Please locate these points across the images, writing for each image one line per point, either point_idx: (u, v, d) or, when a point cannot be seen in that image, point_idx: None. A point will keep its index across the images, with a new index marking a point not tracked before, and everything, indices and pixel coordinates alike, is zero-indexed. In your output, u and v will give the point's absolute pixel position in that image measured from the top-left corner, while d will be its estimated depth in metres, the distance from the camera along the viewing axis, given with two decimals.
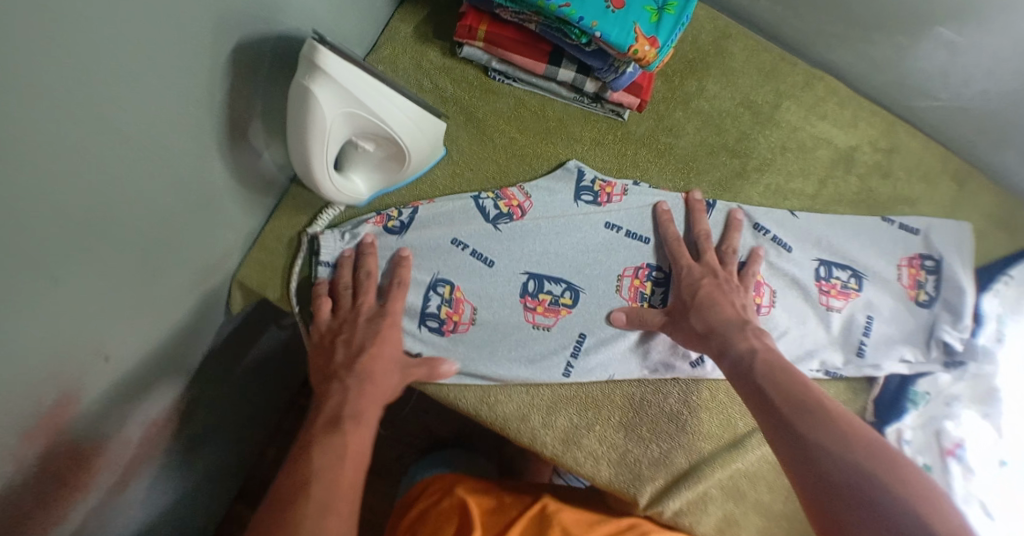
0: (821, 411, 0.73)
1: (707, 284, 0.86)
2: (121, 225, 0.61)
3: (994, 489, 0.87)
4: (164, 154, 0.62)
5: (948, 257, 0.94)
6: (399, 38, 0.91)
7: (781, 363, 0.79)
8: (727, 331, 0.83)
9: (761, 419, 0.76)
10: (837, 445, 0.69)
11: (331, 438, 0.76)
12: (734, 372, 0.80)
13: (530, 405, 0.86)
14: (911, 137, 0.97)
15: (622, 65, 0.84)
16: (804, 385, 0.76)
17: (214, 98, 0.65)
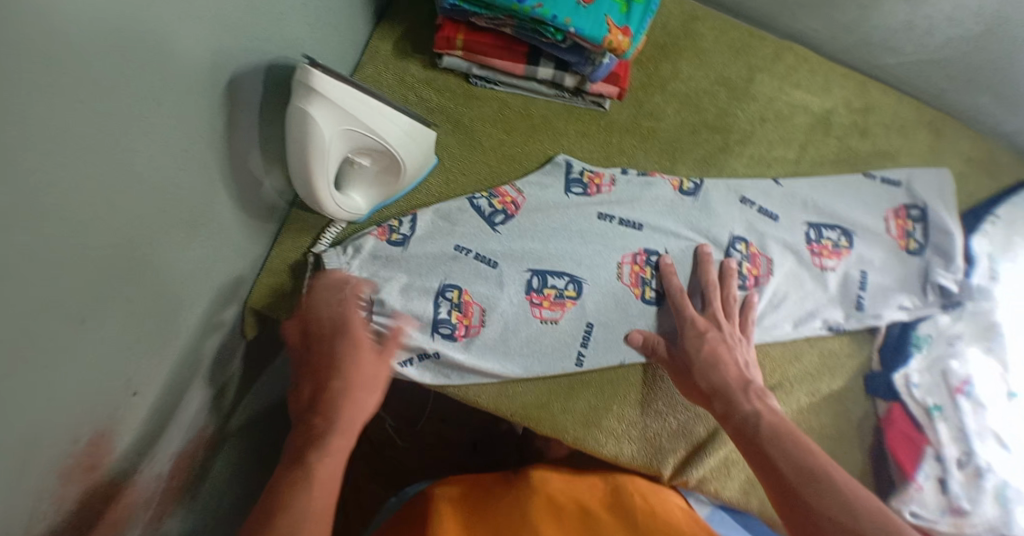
0: (831, 484, 0.72)
1: (709, 344, 0.87)
2: (140, 263, 0.63)
3: (1004, 418, 0.91)
4: (172, 190, 0.65)
5: (932, 205, 0.98)
6: (380, 56, 0.94)
7: (789, 428, 0.79)
8: (732, 394, 0.83)
9: (767, 483, 0.76)
10: (848, 519, 0.69)
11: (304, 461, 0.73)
12: (739, 435, 0.80)
13: (549, 393, 0.89)
14: (883, 94, 1.00)
15: (599, 57, 0.87)
16: (809, 453, 0.76)
17: (213, 131, 0.68)
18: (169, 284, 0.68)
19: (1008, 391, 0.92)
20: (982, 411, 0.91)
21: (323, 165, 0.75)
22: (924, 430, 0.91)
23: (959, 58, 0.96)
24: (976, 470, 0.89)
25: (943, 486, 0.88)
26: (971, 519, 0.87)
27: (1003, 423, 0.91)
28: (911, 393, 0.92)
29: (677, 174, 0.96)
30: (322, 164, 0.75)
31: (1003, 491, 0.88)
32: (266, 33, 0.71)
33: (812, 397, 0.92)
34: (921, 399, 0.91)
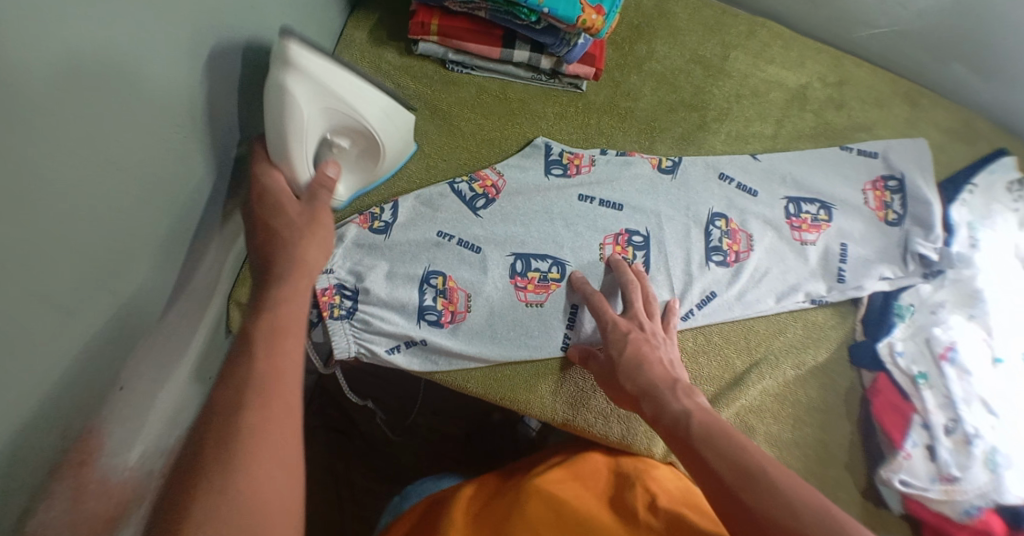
0: (769, 479, 0.64)
1: (631, 342, 0.81)
2: (123, 248, 0.61)
3: (991, 385, 0.89)
4: (155, 173, 0.63)
5: (910, 175, 0.98)
6: (355, 45, 0.94)
7: (723, 427, 0.70)
8: (660, 394, 0.76)
9: (707, 492, 0.66)
10: (788, 516, 0.60)
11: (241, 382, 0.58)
12: (671, 432, 0.72)
13: (537, 376, 0.89)
14: (858, 67, 1.02)
15: (574, 37, 0.87)
16: (747, 449, 0.67)
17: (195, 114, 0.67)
18: (156, 274, 0.67)
19: (994, 357, 0.90)
20: (968, 377, 0.88)
21: (299, 138, 0.72)
22: (910, 399, 0.90)
23: (930, 28, 0.98)
24: (964, 436, 0.86)
25: (931, 454, 0.86)
26: (962, 486, 0.84)
27: (992, 390, 0.89)
28: (895, 362, 0.91)
29: (656, 153, 0.96)
30: (297, 136, 0.72)
31: (993, 457, 0.85)
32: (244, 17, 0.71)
33: (797, 369, 0.93)
34: (906, 368, 0.91)
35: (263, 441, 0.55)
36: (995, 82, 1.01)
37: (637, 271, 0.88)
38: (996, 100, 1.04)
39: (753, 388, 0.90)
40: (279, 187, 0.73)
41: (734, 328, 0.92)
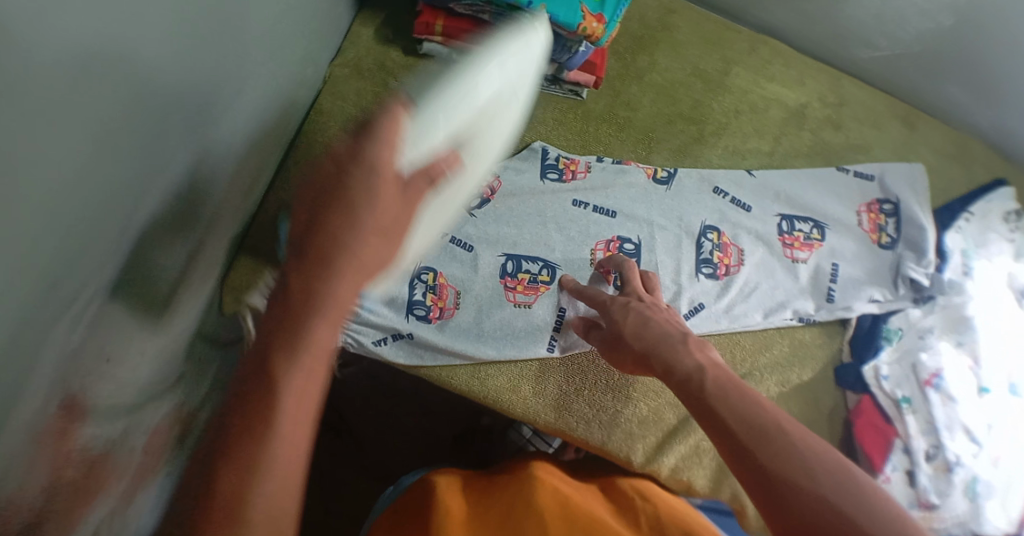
0: (782, 437, 0.61)
1: (632, 311, 0.80)
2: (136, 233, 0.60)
3: (975, 413, 0.89)
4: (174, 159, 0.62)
5: (904, 199, 0.99)
6: (362, 41, 0.96)
7: (736, 383, 0.68)
8: (670, 351, 0.74)
9: (720, 446, 0.64)
10: (804, 477, 0.58)
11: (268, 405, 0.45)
12: (682, 391, 0.70)
13: (521, 376, 0.89)
14: (855, 87, 1.04)
15: (575, 45, 0.88)
16: (761, 408, 0.64)
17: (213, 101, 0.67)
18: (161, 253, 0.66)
19: (980, 387, 0.90)
20: (952, 403, 0.88)
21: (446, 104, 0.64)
22: (893, 422, 0.89)
23: (928, 51, 1.00)
24: (945, 463, 0.86)
25: (911, 479, 0.86)
26: (941, 513, 0.85)
27: (976, 419, 0.89)
28: (880, 385, 0.91)
29: (651, 163, 0.97)
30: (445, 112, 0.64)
31: (973, 485, 0.86)
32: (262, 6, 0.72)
33: (781, 387, 0.92)
34: (891, 391, 0.91)
35: (286, 453, 0.46)
36: (992, 109, 1.03)
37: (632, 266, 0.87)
38: (989, 126, 1.06)
39: None
40: (382, 144, 0.50)
41: (721, 341, 0.92)
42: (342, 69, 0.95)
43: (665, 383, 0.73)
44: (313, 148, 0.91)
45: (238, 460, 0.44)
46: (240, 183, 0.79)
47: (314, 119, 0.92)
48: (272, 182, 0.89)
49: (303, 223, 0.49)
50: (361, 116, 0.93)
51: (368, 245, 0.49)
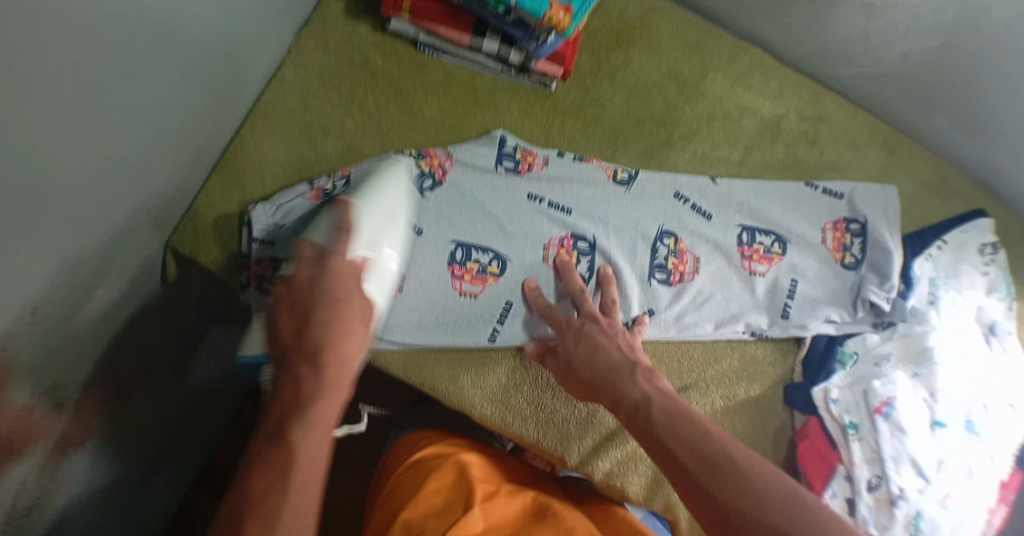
0: (731, 468, 0.65)
1: (585, 338, 0.83)
2: (44, 179, 0.61)
3: (924, 446, 0.85)
4: (86, 108, 0.63)
5: (872, 221, 0.96)
6: (331, 15, 0.94)
7: (684, 413, 0.72)
8: (619, 381, 0.77)
9: (669, 476, 0.68)
10: (752, 507, 0.62)
11: (275, 449, 0.62)
12: (631, 423, 0.73)
13: (459, 366, 0.88)
14: (837, 105, 1.01)
15: (543, 34, 0.87)
16: (707, 436, 0.69)
17: (137, 57, 0.67)
18: (78, 202, 0.66)
19: (933, 421, 0.87)
20: (902, 435, 0.85)
21: (367, 206, 0.81)
22: (837, 448, 0.86)
23: (911, 71, 0.97)
24: (888, 495, 0.83)
25: (850, 508, 0.84)
26: None
27: (925, 453, 0.86)
28: (828, 408, 0.88)
29: (615, 163, 0.95)
30: (367, 219, 0.81)
31: (915, 521, 0.83)
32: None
33: (727, 401, 0.89)
34: (838, 416, 0.87)
35: (304, 497, 0.61)
36: (974, 136, 1.00)
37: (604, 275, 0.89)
38: (974, 154, 1.02)
39: None
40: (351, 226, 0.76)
41: (669, 349, 0.90)
42: (308, 41, 0.93)
43: (614, 413, 0.77)
44: (274, 118, 0.91)
45: (257, 515, 0.58)
46: (177, 141, 0.79)
47: (275, 89, 0.92)
48: (227, 148, 0.89)
49: (290, 312, 0.70)
50: (322, 91, 0.93)
51: (352, 329, 0.71)
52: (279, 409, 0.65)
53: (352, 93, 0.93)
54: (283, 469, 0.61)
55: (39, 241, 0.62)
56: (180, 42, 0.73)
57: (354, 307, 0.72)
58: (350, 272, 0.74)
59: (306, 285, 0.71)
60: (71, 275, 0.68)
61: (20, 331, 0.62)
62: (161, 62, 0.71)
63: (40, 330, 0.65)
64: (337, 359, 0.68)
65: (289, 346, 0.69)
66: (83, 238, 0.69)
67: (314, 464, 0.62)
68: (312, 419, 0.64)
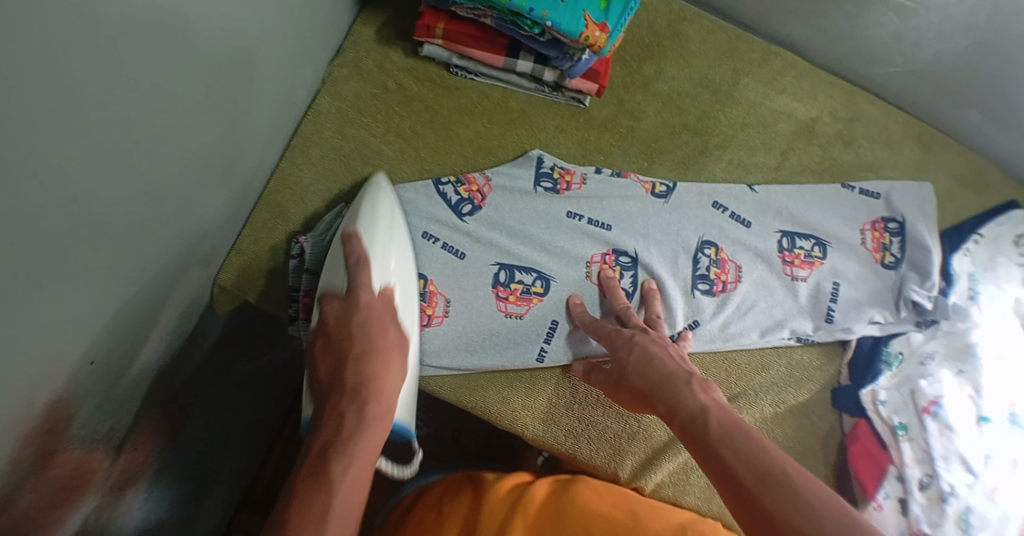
0: (786, 482, 0.63)
1: (636, 348, 0.82)
2: (99, 230, 0.63)
3: (971, 443, 0.86)
4: (134, 161, 0.64)
5: (910, 219, 0.97)
6: (362, 41, 0.95)
7: (740, 425, 0.71)
8: (675, 390, 0.76)
9: (721, 489, 0.67)
10: (805, 525, 0.60)
11: (315, 480, 0.68)
12: (685, 431, 0.72)
13: (510, 387, 0.88)
14: (871, 104, 1.01)
15: (577, 52, 0.87)
16: (763, 452, 0.67)
17: (179, 104, 0.68)
18: (129, 252, 0.68)
19: (979, 416, 0.88)
20: (950, 433, 0.86)
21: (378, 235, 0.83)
22: (888, 449, 0.89)
23: (944, 69, 0.98)
24: (938, 493, 0.84)
25: (903, 508, 0.85)
26: None
27: (973, 449, 0.86)
28: (877, 409, 0.90)
29: (652, 176, 0.95)
30: (379, 246, 0.82)
31: (966, 517, 0.83)
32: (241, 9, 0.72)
33: (776, 407, 0.91)
34: (887, 417, 0.89)
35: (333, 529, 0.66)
36: (1009, 130, 1.00)
37: (648, 290, 0.90)
38: (1007, 147, 1.03)
39: None
40: (360, 251, 0.81)
41: (716, 360, 0.91)
42: (341, 70, 0.94)
43: (667, 422, 0.75)
44: (312, 150, 0.91)
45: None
46: (222, 179, 0.80)
47: (312, 119, 0.92)
48: (268, 182, 0.90)
49: (328, 350, 0.77)
50: (358, 120, 0.93)
51: (388, 363, 0.77)
52: (317, 444, 0.72)
53: (388, 120, 0.93)
54: (325, 503, 0.67)
55: (91, 290, 0.64)
56: (222, 84, 0.73)
57: (387, 338, 0.78)
58: (380, 305, 0.80)
59: (337, 323, 0.78)
60: (126, 316, 0.70)
61: (71, 378, 0.65)
62: (204, 105, 0.72)
63: (93, 374, 0.68)
64: (375, 397, 0.75)
65: (328, 385, 0.76)
66: (139, 280, 0.71)
67: (346, 500, 0.68)
68: (351, 454, 0.70)
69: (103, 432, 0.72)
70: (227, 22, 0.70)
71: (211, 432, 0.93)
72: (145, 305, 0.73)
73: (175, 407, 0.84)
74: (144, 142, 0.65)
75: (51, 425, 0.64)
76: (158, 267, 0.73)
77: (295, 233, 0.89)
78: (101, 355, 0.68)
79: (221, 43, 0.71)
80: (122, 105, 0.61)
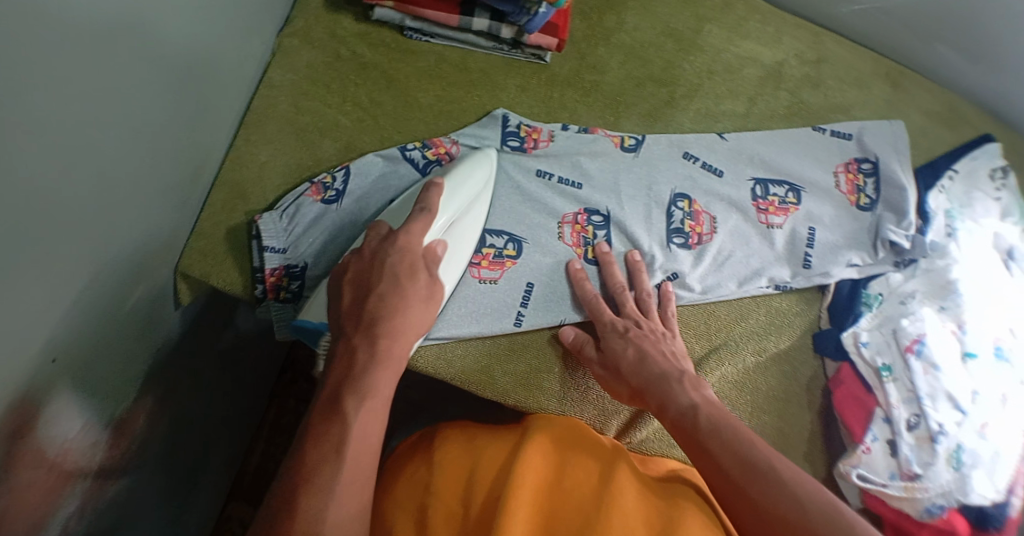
0: (775, 474, 0.67)
1: (631, 342, 0.82)
2: (46, 222, 0.60)
3: (957, 379, 0.86)
4: (78, 143, 0.62)
5: (884, 159, 0.96)
6: (311, 10, 0.92)
7: (728, 420, 0.73)
8: (666, 386, 0.77)
9: (711, 479, 0.70)
10: (795, 509, 0.64)
11: (331, 421, 0.66)
12: (677, 425, 0.74)
13: (490, 356, 0.86)
14: (837, 45, 1.00)
15: (534, 6, 0.85)
16: (754, 444, 0.70)
17: (121, 84, 0.65)
18: (86, 236, 0.66)
19: (964, 353, 0.87)
20: (935, 371, 0.86)
21: (451, 190, 0.83)
22: (873, 391, 0.88)
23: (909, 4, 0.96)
24: (928, 433, 0.84)
25: (893, 450, 0.85)
26: (924, 483, 0.82)
27: (959, 386, 0.86)
28: (859, 352, 0.89)
29: (620, 130, 0.93)
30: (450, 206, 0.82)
31: (958, 455, 0.83)
32: None
33: (758, 356, 0.90)
34: (870, 359, 0.89)
35: (351, 469, 0.64)
36: (980, 62, 0.99)
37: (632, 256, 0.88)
38: (978, 81, 1.02)
39: (711, 375, 0.87)
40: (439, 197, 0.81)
41: (694, 313, 0.90)
42: (291, 40, 0.91)
43: (660, 417, 0.77)
44: (268, 125, 0.88)
45: (308, 485, 0.62)
46: (176, 162, 0.77)
47: (265, 94, 0.89)
48: (224, 162, 0.86)
49: (358, 288, 0.75)
50: (312, 91, 0.90)
51: (413, 305, 0.75)
52: (332, 380, 0.70)
53: (343, 89, 0.91)
54: (339, 442, 0.65)
55: (47, 282, 0.62)
56: (164, 60, 0.71)
57: (417, 287, 0.76)
58: (418, 251, 0.78)
59: (375, 256, 0.76)
60: (86, 310, 0.68)
61: (34, 379, 0.62)
62: (150, 84, 0.70)
63: (56, 372, 0.65)
64: (388, 332, 0.72)
65: (346, 316, 0.74)
66: (102, 261, 0.69)
67: (367, 437, 0.66)
68: (365, 389, 0.68)
69: (82, 422, 0.70)
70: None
71: (194, 422, 0.92)
72: (109, 295, 0.71)
73: (156, 393, 0.82)
74: (90, 111, 0.63)
75: (18, 427, 0.61)
76: (119, 253, 0.71)
77: (255, 211, 0.86)
78: (63, 351, 0.66)
79: (162, 6, 0.68)
80: (62, 73, 0.59)
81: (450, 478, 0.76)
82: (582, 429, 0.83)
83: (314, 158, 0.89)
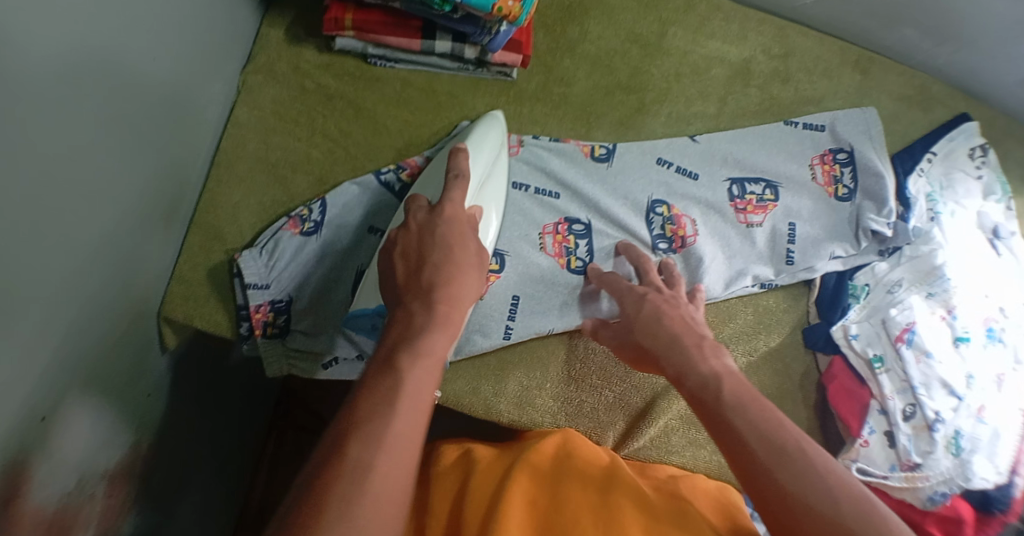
0: (803, 457, 0.59)
1: (650, 304, 0.80)
2: (28, 282, 0.60)
3: (951, 365, 0.85)
4: (54, 199, 0.62)
5: (858, 147, 0.95)
6: (272, 45, 0.92)
7: (751, 392, 0.66)
8: (685, 354, 0.72)
9: (729, 458, 0.63)
10: (822, 500, 0.56)
11: (387, 373, 0.60)
12: (694, 393, 0.69)
13: (480, 377, 0.85)
14: (804, 37, 1.00)
15: (494, 25, 0.85)
16: (780, 423, 0.63)
17: (91, 135, 0.65)
18: (67, 292, 0.65)
19: (956, 337, 0.87)
20: (928, 359, 0.85)
21: (475, 153, 0.83)
22: (866, 383, 0.87)
23: None
24: (925, 421, 0.83)
25: (890, 440, 0.84)
26: (924, 472, 0.82)
27: (953, 372, 0.85)
28: (849, 344, 0.89)
29: (592, 141, 0.93)
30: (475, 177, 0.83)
31: (957, 441, 0.82)
32: (141, 29, 0.69)
33: (749, 356, 0.89)
34: (861, 351, 0.88)
35: (399, 426, 0.56)
36: (945, 43, 0.99)
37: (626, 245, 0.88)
38: (948, 61, 1.02)
39: None
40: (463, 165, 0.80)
41: None
42: (255, 77, 0.90)
43: (676, 388, 0.72)
44: (238, 164, 0.87)
45: (364, 431, 0.54)
46: (150, 207, 0.77)
47: (233, 133, 0.88)
48: (197, 205, 0.86)
49: (412, 264, 0.71)
50: (280, 126, 0.90)
51: (468, 276, 0.71)
52: (388, 341, 0.64)
53: (311, 122, 0.90)
54: (393, 391, 0.58)
55: (31, 341, 0.61)
56: (130, 106, 0.70)
57: (468, 253, 0.73)
58: (465, 219, 0.76)
59: (423, 228, 0.74)
60: (70, 366, 0.67)
61: (25, 441, 0.61)
62: (118, 133, 0.69)
63: (46, 432, 0.64)
64: (449, 301, 0.68)
65: (405, 284, 0.70)
66: (80, 316, 0.68)
67: (420, 394, 0.59)
68: (422, 349, 0.62)
69: (76, 480, 0.69)
70: (128, 40, 0.68)
71: (190, 465, 0.90)
72: (92, 348, 0.70)
73: (150, 440, 0.81)
74: (60, 171, 0.62)
75: (13, 491, 0.60)
76: (99, 304, 0.70)
77: (233, 251, 0.85)
78: (51, 410, 0.65)
79: (124, 57, 0.67)
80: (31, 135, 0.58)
81: (437, 510, 0.73)
82: (569, 455, 0.79)
83: (287, 193, 0.88)
